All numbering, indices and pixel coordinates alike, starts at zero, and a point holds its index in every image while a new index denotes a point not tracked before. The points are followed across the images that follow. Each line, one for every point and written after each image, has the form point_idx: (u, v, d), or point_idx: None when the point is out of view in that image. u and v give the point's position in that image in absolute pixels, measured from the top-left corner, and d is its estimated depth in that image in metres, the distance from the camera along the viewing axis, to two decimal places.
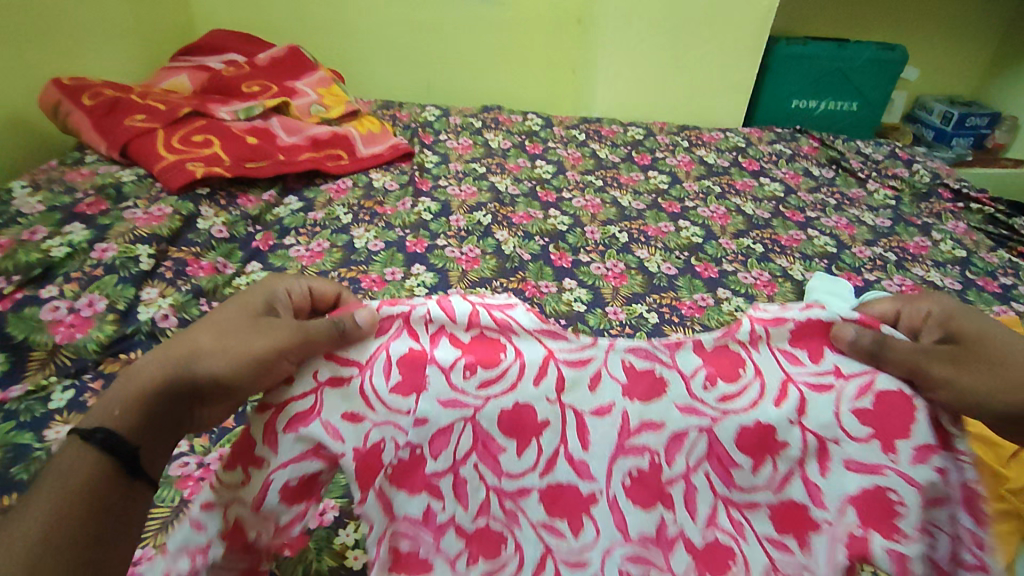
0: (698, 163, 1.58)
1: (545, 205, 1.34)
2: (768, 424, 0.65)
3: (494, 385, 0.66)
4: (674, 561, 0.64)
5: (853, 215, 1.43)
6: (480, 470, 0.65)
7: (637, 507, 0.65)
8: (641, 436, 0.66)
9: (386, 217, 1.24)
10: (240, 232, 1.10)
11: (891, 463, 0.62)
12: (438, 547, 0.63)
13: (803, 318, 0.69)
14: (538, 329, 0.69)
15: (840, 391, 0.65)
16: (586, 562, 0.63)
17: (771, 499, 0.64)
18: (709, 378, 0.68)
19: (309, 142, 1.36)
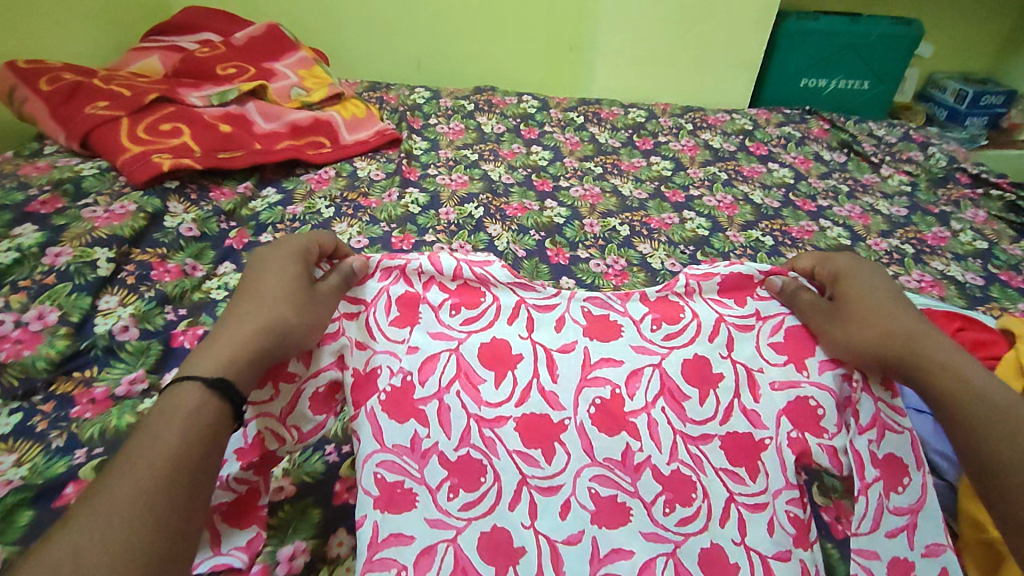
0: (703, 147, 1.50)
1: (541, 195, 1.26)
2: (702, 356, 0.80)
3: (476, 321, 0.80)
4: (642, 488, 0.71)
5: (867, 204, 1.35)
6: (463, 399, 0.75)
7: (603, 434, 0.74)
8: (601, 369, 0.78)
9: (371, 210, 1.16)
10: (212, 229, 1.02)
11: (806, 377, 0.78)
12: (419, 476, 0.70)
13: (730, 271, 0.86)
14: (512, 282, 0.83)
15: (758, 330, 0.82)
16: (558, 488, 0.71)
17: (719, 431, 0.75)
18: (655, 321, 0.83)
19: (288, 130, 1.26)
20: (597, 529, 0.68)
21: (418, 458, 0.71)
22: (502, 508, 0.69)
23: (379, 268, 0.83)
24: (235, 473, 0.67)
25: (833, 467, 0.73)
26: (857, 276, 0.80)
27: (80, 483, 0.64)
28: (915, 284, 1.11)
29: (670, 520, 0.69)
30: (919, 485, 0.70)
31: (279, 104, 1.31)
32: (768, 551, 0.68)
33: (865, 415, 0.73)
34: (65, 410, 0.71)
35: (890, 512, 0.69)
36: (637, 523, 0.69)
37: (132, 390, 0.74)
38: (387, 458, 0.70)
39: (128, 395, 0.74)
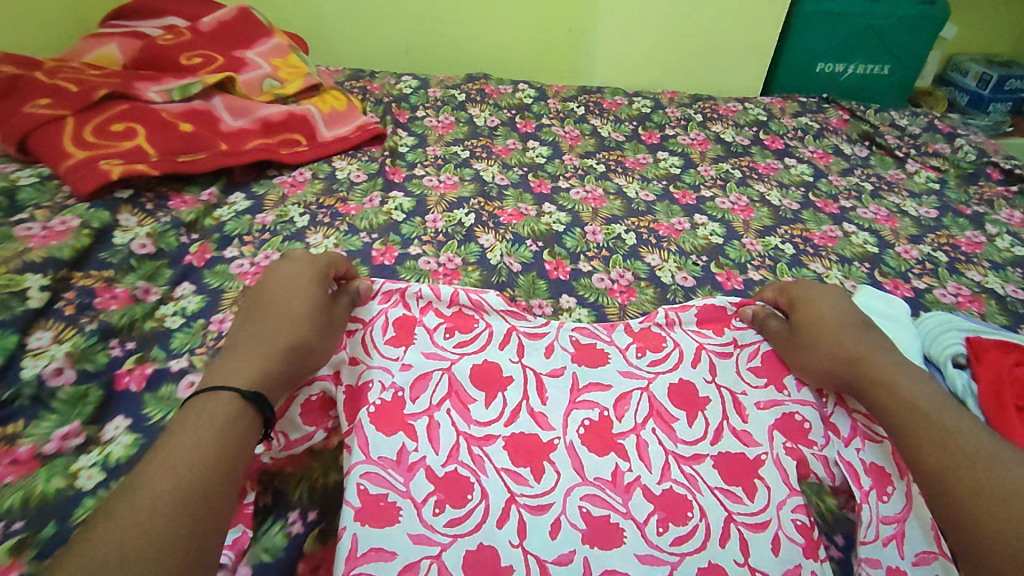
0: (714, 141, 1.38)
1: (539, 197, 1.14)
2: (688, 381, 0.78)
3: (469, 345, 0.79)
4: (634, 508, 0.67)
5: (893, 204, 1.24)
6: (453, 417, 0.72)
7: (593, 453, 0.71)
8: (589, 394, 0.76)
9: (350, 218, 1.04)
10: (169, 244, 0.92)
11: (788, 396, 0.77)
12: (405, 491, 0.66)
13: (701, 304, 0.88)
14: (505, 309, 0.84)
15: (736, 357, 0.82)
16: (548, 506, 0.66)
17: (711, 451, 0.72)
18: (640, 349, 0.82)
19: (259, 127, 1.14)
20: (589, 548, 0.64)
21: (404, 471, 0.67)
22: (490, 523, 0.65)
23: (381, 291, 0.83)
24: None
25: (826, 477, 0.72)
26: (819, 295, 0.81)
27: None
28: (951, 298, 1.01)
29: (664, 541, 0.65)
30: (903, 493, 0.68)
31: (249, 97, 1.17)
32: (773, 572, 0.63)
33: (844, 429, 0.75)
34: None
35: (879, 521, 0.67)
36: (631, 545, 0.64)
37: (64, 446, 0.65)
38: (372, 472, 0.66)
39: (59, 452, 0.65)
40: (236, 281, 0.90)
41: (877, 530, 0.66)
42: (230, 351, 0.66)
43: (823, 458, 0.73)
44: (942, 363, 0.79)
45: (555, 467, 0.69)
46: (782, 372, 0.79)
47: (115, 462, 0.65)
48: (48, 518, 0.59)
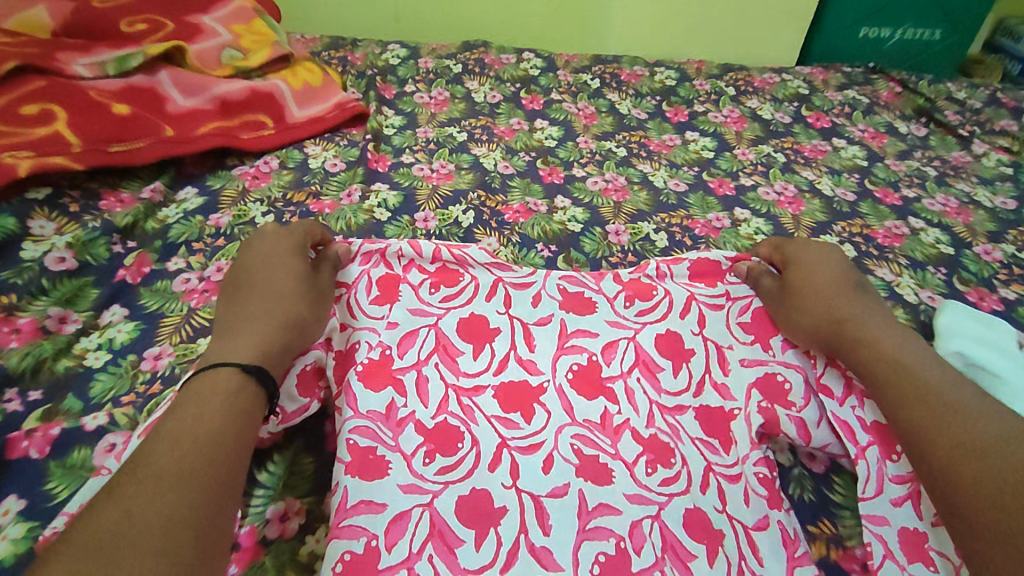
0: (751, 118, 1.19)
1: (550, 189, 0.96)
2: (675, 333, 0.70)
3: (456, 299, 0.70)
4: (622, 449, 0.61)
5: (962, 192, 1.07)
6: (442, 370, 0.65)
7: (581, 396, 0.65)
8: (578, 339, 0.69)
9: (324, 217, 0.86)
10: (98, 257, 0.74)
11: (772, 356, 0.69)
12: (395, 444, 0.60)
13: (697, 256, 0.77)
14: (490, 262, 0.73)
15: (729, 311, 0.72)
16: (540, 445, 0.61)
17: (692, 402, 0.66)
18: (629, 298, 0.73)
19: (216, 106, 0.95)
20: (582, 484, 0.59)
21: (394, 425, 0.61)
22: (483, 469, 0.59)
23: (360, 252, 0.72)
24: None
25: (800, 438, 0.63)
26: (814, 259, 0.74)
27: None
28: None
29: (652, 481, 0.59)
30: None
31: (203, 71, 0.98)
32: (747, 521, 0.58)
33: (837, 388, 0.66)
34: None
35: (890, 481, 0.60)
36: (622, 484, 0.59)
37: None
38: (363, 426, 0.60)
39: None
40: (179, 301, 0.73)
41: (880, 487, 0.60)
42: (228, 329, 0.60)
43: (798, 419, 0.64)
44: None
45: (546, 411, 0.63)
46: (771, 333, 0.71)
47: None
48: None
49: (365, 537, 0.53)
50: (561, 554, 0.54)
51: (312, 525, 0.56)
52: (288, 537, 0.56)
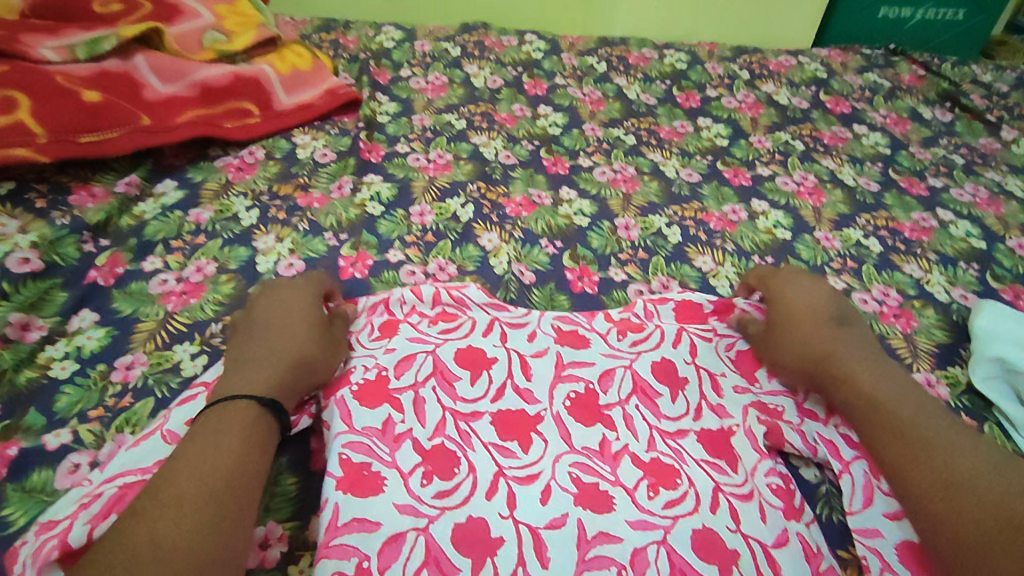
0: (767, 104, 1.13)
1: (555, 180, 0.90)
2: (668, 359, 0.65)
3: (453, 332, 0.65)
4: (623, 475, 0.56)
5: (992, 182, 1.00)
6: (438, 394, 0.60)
7: (578, 423, 0.59)
8: (573, 369, 0.64)
9: (312, 211, 0.81)
10: (67, 256, 0.69)
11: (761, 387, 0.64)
12: (390, 461, 0.55)
13: (681, 298, 0.71)
14: (487, 302, 0.68)
15: (716, 343, 0.67)
16: (537, 475, 0.55)
17: (694, 425, 0.60)
18: (621, 332, 0.67)
19: (196, 92, 0.88)
20: (581, 512, 0.53)
21: (390, 441, 0.56)
22: (479, 494, 0.53)
23: (365, 305, 0.68)
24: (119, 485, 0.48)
25: (804, 451, 0.59)
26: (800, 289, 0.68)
27: None
28: None
29: (656, 503, 0.54)
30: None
31: (182, 55, 0.91)
32: (767, 540, 0.53)
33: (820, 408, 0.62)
34: None
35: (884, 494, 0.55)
36: (622, 510, 0.53)
37: None
38: (359, 440, 0.55)
39: None
40: (155, 305, 0.67)
41: (867, 500, 0.55)
42: (237, 363, 0.56)
43: (801, 430, 0.60)
44: None
45: (543, 439, 0.58)
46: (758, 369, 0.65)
47: None
48: None
49: (357, 559, 0.48)
50: None
51: (295, 553, 0.51)
52: (269, 566, 0.51)
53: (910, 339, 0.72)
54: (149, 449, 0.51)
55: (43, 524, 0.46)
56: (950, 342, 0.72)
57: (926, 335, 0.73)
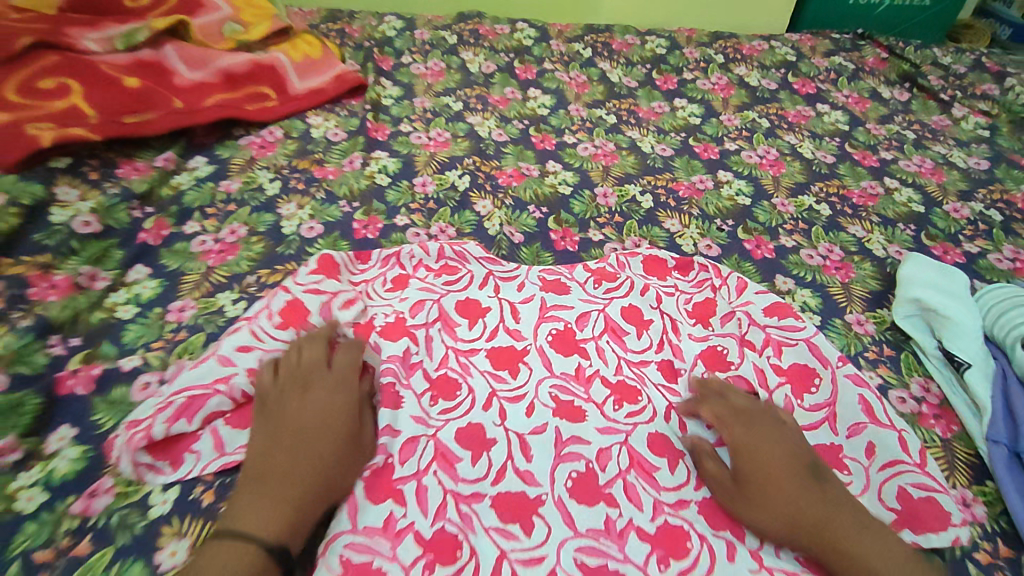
0: (738, 85, 1.23)
1: (542, 155, 1.01)
2: (635, 305, 0.77)
3: (455, 283, 0.77)
4: (594, 394, 0.68)
5: (939, 155, 1.11)
6: (442, 335, 0.71)
7: (559, 354, 0.72)
8: (556, 312, 0.76)
9: (328, 183, 0.92)
10: (120, 221, 0.80)
11: (712, 329, 0.75)
12: (408, 383, 0.67)
13: (649, 253, 0.84)
14: (484, 256, 0.81)
15: (678, 292, 0.79)
16: (523, 396, 0.67)
17: (656, 357, 0.72)
18: (596, 282, 0.80)
19: (221, 79, 0.99)
20: (558, 421, 0.65)
21: (407, 369, 0.68)
22: (478, 407, 0.66)
23: (380, 257, 0.80)
24: (185, 395, 0.62)
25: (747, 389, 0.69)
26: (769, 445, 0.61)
27: None
28: (1008, 264, 0.90)
29: (619, 413, 0.66)
30: (829, 381, 0.70)
31: (207, 45, 1.01)
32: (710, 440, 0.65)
33: (758, 340, 0.73)
34: None
35: (805, 410, 0.67)
36: (592, 420, 0.66)
37: None
38: (383, 363, 0.67)
39: None
40: (197, 262, 0.79)
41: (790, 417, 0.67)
42: (258, 477, 0.55)
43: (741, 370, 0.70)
44: (1009, 345, 0.70)
45: (529, 368, 0.70)
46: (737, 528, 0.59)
47: (59, 481, 0.57)
48: None
49: (384, 458, 0.60)
50: (541, 474, 0.61)
51: None
52: None
53: (847, 288, 0.84)
54: (205, 370, 0.64)
55: (130, 420, 0.61)
56: (881, 288, 0.84)
57: (862, 284, 0.84)
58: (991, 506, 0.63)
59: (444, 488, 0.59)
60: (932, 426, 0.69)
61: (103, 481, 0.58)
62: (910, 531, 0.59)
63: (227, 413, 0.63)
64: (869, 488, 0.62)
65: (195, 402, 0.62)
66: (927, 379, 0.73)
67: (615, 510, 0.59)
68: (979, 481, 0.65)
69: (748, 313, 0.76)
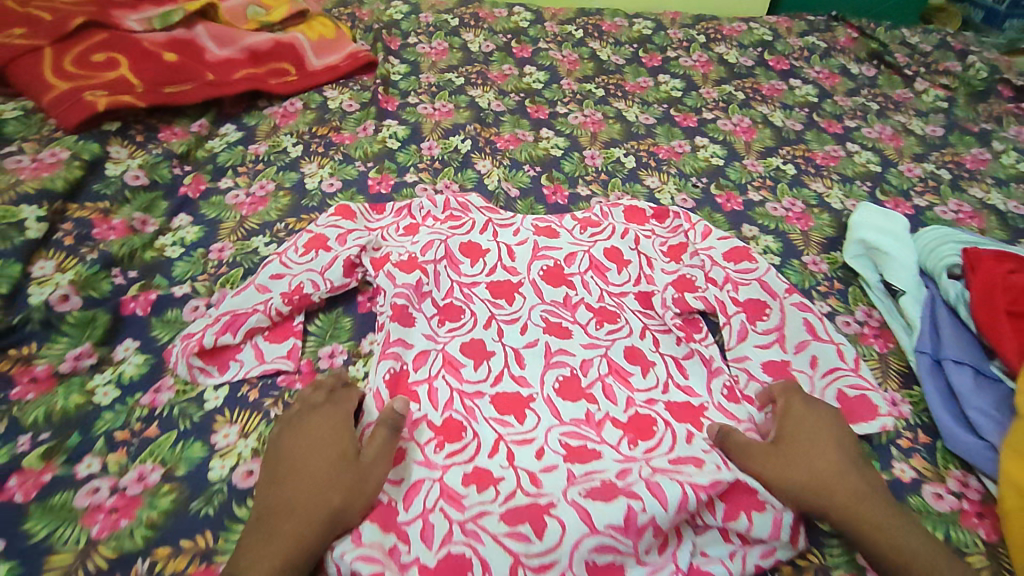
0: (717, 62, 1.34)
1: (536, 123, 1.12)
2: (616, 246, 0.88)
3: (460, 228, 0.88)
4: (579, 317, 0.80)
5: (899, 123, 1.21)
6: (447, 271, 0.82)
7: (549, 286, 0.83)
8: (547, 252, 0.87)
9: (344, 147, 1.02)
10: (163, 176, 0.90)
11: (680, 264, 0.86)
12: (419, 307, 0.78)
13: (630, 204, 0.94)
14: (484, 207, 0.92)
15: (653, 235, 0.91)
16: (518, 318, 0.79)
17: (634, 289, 0.83)
18: (582, 227, 0.91)
19: (246, 56, 1.10)
20: (548, 337, 0.77)
21: (419, 297, 0.79)
22: (480, 327, 0.77)
23: (393, 208, 0.91)
24: (229, 314, 0.73)
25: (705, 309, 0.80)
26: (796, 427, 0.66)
27: (25, 474, 0.61)
28: (952, 215, 1.01)
29: (600, 331, 0.78)
30: (778, 311, 0.80)
31: (233, 26, 1.13)
32: (678, 354, 0.76)
33: (719, 275, 0.83)
34: (4, 391, 0.66)
35: (755, 333, 0.78)
36: (576, 337, 0.77)
37: (78, 366, 0.69)
38: (396, 289, 0.77)
39: (74, 372, 0.69)
40: (232, 212, 0.89)
41: (743, 337, 0.77)
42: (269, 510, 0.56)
43: (705, 295, 0.81)
44: (937, 274, 0.82)
45: (524, 296, 0.81)
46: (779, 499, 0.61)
47: (129, 380, 0.69)
48: (71, 429, 0.65)
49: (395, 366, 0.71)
50: (533, 377, 0.73)
51: (352, 359, 0.74)
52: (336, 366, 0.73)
53: (806, 235, 0.95)
54: (246, 297, 0.75)
55: (182, 335, 0.72)
56: (837, 235, 0.95)
57: (819, 231, 0.95)
58: (915, 405, 0.74)
59: (451, 388, 0.70)
60: (871, 344, 0.81)
61: (165, 379, 0.69)
62: (844, 421, 0.70)
63: (265, 330, 0.74)
64: (812, 392, 0.73)
65: (237, 318, 0.72)
66: (871, 308, 0.85)
67: (595, 405, 0.70)
68: (906, 387, 0.76)
69: (711, 253, 0.87)
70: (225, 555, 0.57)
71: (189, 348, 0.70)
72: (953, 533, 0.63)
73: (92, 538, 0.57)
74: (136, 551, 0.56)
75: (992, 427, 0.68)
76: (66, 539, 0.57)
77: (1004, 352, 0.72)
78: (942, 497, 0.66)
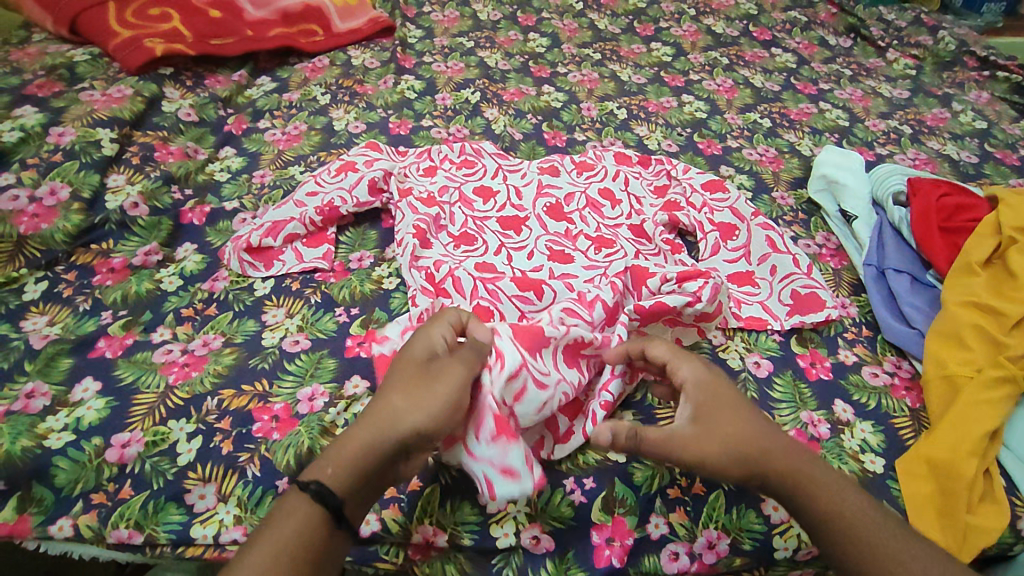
0: (705, 33, 1.46)
1: (538, 80, 1.24)
2: (609, 187, 0.97)
3: (473, 175, 0.97)
4: (580, 246, 0.88)
5: (869, 86, 1.33)
6: (462, 210, 0.91)
7: (553, 220, 0.92)
8: (550, 191, 0.96)
9: (367, 97, 1.14)
10: (210, 115, 1.03)
11: (664, 198, 0.97)
12: (438, 238, 0.87)
13: (618, 151, 1.05)
14: (495, 153, 1.01)
15: (640, 172, 1.01)
16: (525, 247, 0.87)
17: (628, 222, 0.92)
18: (578, 171, 1.00)
19: (279, 16, 1.22)
20: (551, 264, 0.84)
21: (437, 231, 0.88)
22: (491, 253, 0.86)
23: (415, 153, 0.99)
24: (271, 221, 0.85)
25: (693, 228, 0.91)
26: (699, 395, 0.60)
27: (110, 338, 0.72)
28: (908, 163, 1.13)
29: (598, 256, 0.86)
30: (746, 233, 0.90)
31: None
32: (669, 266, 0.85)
33: (697, 201, 0.94)
34: (87, 278, 0.78)
35: (726, 251, 0.88)
36: (578, 261, 0.85)
37: (148, 261, 0.81)
38: (416, 216, 0.87)
39: (144, 265, 0.80)
40: (270, 147, 1.01)
41: (715, 251, 0.88)
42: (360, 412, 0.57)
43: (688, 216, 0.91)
44: (885, 201, 0.94)
45: (530, 229, 0.90)
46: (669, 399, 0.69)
47: (190, 273, 0.81)
48: (144, 309, 0.76)
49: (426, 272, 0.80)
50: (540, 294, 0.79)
51: (378, 262, 0.86)
52: (365, 266, 0.85)
53: (776, 176, 1.07)
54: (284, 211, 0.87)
55: (228, 241, 0.84)
56: (804, 176, 1.07)
57: (789, 173, 1.08)
58: (862, 307, 0.86)
59: (473, 277, 0.78)
60: (828, 262, 0.93)
61: (221, 273, 0.81)
62: (797, 316, 0.82)
63: (302, 238, 0.86)
64: (771, 295, 0.85)
65: (278, 226, 0.84)
66: (829, 234, 0.97)
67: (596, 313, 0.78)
68: (855, 294, 0.88)
69: (691, 185, 0.97)
70: (278, 397, 0.68)
71: (238, 244, 0.82)
72: (884, 401, 0.76)
73: (170, 384, 0.68)
74: (206, 393, 0.68)
75: (921, 318, 0.81)
76: (149, 384, 0.68)
77: (938, 261, 0.83)
78: (877, 375, 0.78)
